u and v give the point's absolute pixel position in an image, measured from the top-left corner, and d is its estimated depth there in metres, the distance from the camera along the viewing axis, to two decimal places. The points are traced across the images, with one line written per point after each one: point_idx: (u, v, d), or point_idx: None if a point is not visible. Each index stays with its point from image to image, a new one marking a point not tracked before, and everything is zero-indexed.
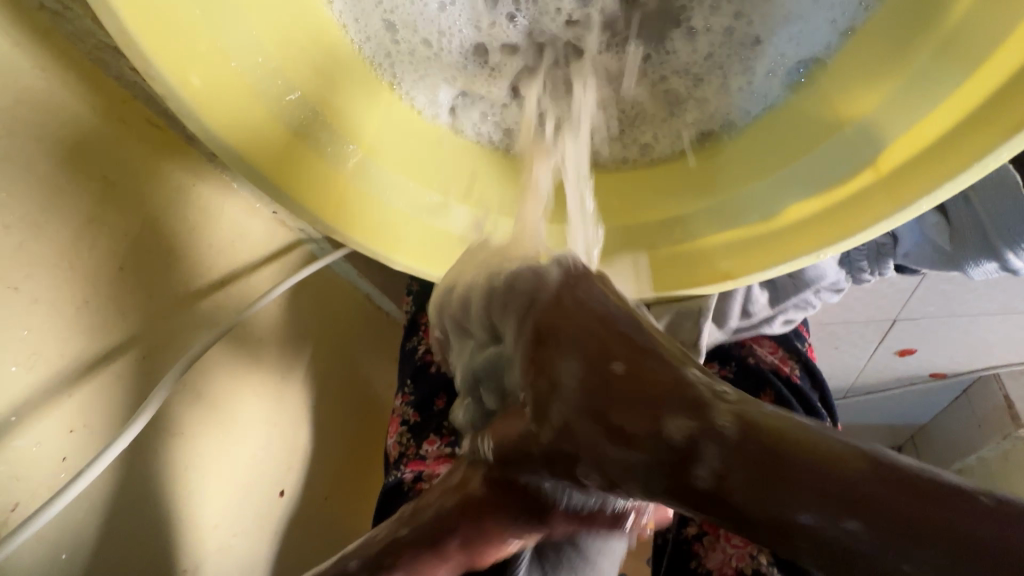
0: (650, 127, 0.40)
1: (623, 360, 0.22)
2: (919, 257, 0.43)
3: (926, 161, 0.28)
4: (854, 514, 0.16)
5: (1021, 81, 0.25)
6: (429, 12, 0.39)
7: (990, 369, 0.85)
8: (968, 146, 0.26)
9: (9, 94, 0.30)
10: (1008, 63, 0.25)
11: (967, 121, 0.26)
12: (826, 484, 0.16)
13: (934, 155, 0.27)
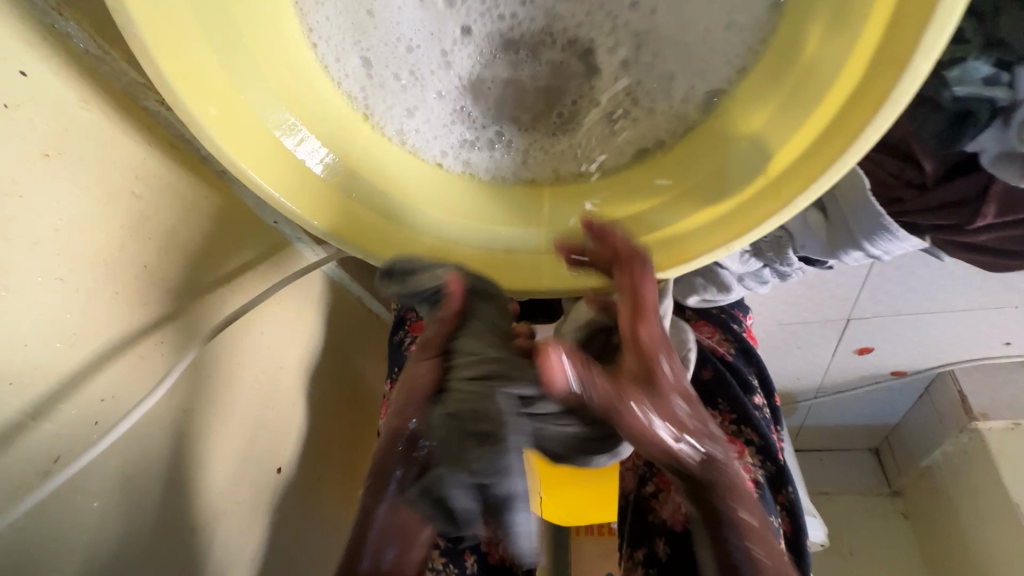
0: (596, 147, 0.46)
1: (678, 389, 0.34)
2: (812, 247, 0.49)
3: (805, 166, 0.33)
4: (733, 502, 0.34)
5: (851, 106, 0.31)
6: (400, 52, 0.45)
7: (945, 366, 0.91)
8: (828, 151, 0.32)
9: (60, 119, 0.36)
10: (843, 89, 0.31)
11: (824, 134, 0.32)
12: (728, 485, 0.34)
13: (812, 158, 0.33)
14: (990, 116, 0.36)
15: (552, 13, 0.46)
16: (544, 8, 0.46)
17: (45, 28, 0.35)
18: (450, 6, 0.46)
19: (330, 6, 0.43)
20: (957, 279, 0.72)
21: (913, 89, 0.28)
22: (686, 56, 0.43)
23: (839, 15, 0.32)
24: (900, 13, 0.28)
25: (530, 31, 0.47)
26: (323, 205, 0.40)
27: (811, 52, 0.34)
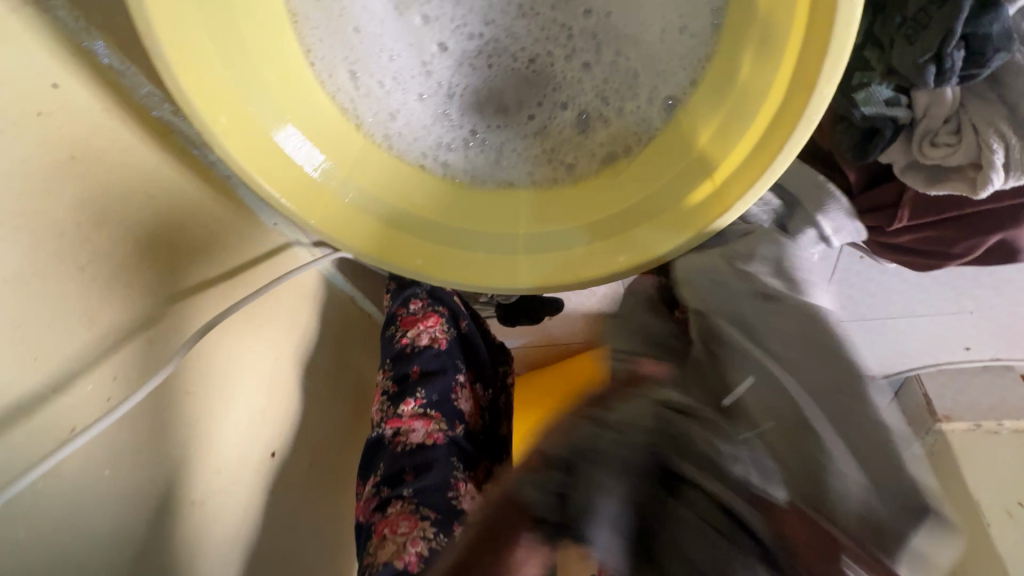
0: (570, 150, 0.52)
1: None
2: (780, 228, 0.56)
3: (739, 174, 0.38)
4: None
5: (774, 123, 0.36)
6: (382, 61, 0.50)
7: (911, 370, 0.95)
8: (762, 157, 0.36)
9: (85, 126, 0.41)
10: (768, 110, 0.36)
11: (758, 145, 0.37)
12: None
13: (749, 166, 0.37)
14: (892, 132, 0.44)
15: (513, 31, 0.53)
16: (502, 23, 0.52)
17: (76, 49, 0.39)
18: (426, 22, 0.51)
19: (321, 27, 0.47)
20: (911, 286, 0.77)
21: (819, 109, 0.33)
22: (648, 58, 0.49)
23: (762, 46, 0.37)
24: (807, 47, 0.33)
25: (494, 46, 0.53)
26: (315, 206, 0.44)
27: (741, 79, 0.40)
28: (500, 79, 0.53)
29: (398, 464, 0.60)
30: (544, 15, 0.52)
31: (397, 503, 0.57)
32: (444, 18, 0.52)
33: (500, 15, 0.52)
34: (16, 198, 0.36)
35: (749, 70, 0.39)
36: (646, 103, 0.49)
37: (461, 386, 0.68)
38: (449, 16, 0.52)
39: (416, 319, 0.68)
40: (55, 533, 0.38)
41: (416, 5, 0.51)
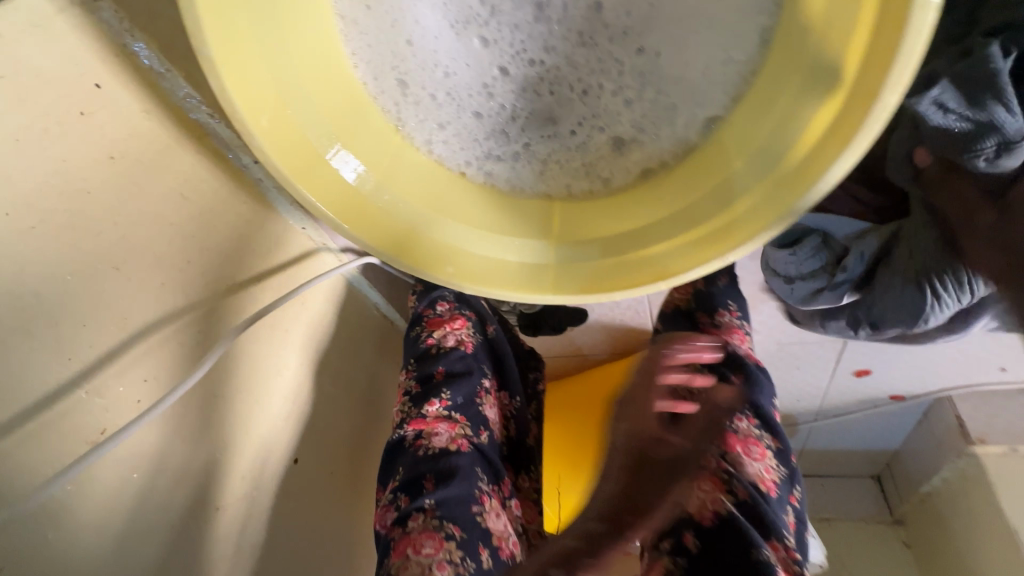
0: (605, 167, 0.50)
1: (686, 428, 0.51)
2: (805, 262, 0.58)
3: (783, 189, 0.37)
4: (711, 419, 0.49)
5: (830, 135, 0.35)
6: (437, 76, 0.48)
7: (943, 392, 0.92)
8: (814, 169, 0.36)
9: (123, 128, 0.41)
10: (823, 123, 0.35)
11: (813, 154, 0.36)
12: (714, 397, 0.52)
13: (793, 182, 0.37)
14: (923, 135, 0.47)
15: (572, 59, 0.47)
16: (561, 51, 0.47)
17: (117, 51, 0.39)
18: (486, 45, 0.47)
19: (370, 35, 0.46)
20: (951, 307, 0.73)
21: (882, 119, 0.32)
22: (692, 90, 0.46)
23: (820, 56, 0.36)
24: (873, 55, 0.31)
25: (553, 74, 0.48)
26: (353, 208, 0.44)
27: (795, 89, 0.38)
28: (548, 107, 0.49)
29: (419, 470, 0.59)
30: (599, 46, 0.47)
31: (418, 517, 0.55)
32: (504, 41, 0.47)
33: (560, 42, 0.47)
34: (57, 197, 0.36)
35: (803, 81, 0.38)
36: (681, 127, 0.47)
37: (486, 391, 0.67)
38: (508, 40, 0.47)
39: (442, 321, 0.69)
40: (80, 533, 0.38)
41: (474, 27, 0.46)
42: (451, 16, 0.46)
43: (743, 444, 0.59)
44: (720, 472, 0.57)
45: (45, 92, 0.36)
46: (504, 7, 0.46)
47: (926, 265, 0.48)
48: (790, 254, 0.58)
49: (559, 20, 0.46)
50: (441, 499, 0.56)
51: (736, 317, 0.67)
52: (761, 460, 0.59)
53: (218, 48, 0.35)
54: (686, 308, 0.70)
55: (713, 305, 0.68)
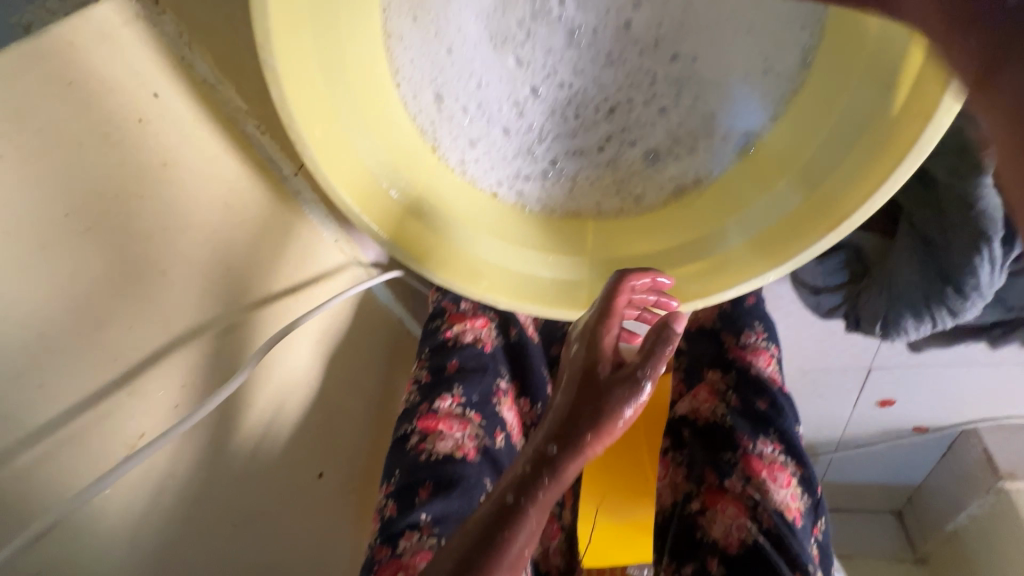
0: (637, 184, 0.51)
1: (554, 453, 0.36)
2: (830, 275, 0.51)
3: (832, 203, 0.39)
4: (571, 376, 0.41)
5: (876, 150, 0.36)
6: (469, 88, 0.47)
7: (967, 423, 0.90)
8: (866, 181, 0.36)
9: (176, 134, 0.42)
10: (875, 135, 0.36)
11: (867, 159, 0.36)
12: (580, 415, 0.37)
13: (840, 200, 0.38)
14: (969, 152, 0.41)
15: (601, 81, 0.46)
16: (591, 73, 0.46)
17: (177, 63, 0.41)
18: (520, 65, 0.46)
19: (414, 48, 0.45)
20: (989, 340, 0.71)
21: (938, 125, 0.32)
22: (728, 97, 0.45)
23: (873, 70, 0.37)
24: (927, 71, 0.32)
25: (582, 97, 0.47)
26: (397, 229, 0.46)
27: (840, 108, 0.39)
28: (576, 131, 0.49)
29: (418, 475, 0.52)
30: (629, 60, 0.45)
31: (412, 536, 0.47)
32: (538, 64, 0.46)
33: (591, 62, 0.45)
34: (113, 199, 0.37)
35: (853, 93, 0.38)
36: (719, 138, 0.47)
37: (501, 392, 0.60)
38: (541, 63, 0.46)
39: (463, 316, 0.62)
40: (114, 535, 0.37)
41: (511, 46, 0.45)
42: (489, 28, 0.44)
43: (769, 470, 0.55)
44: (744, 498, 0.55)
45: (110, 97, 0.37)
46: (540, 31, 0.44)
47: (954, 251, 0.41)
48: (818, 263, 0.51)
49: (591, 42, 0.44)
50: (439, 513, 0.49)
51: (762, 338, 0.62)
52: (789, 487, 0.55)
53: (282, 61, 0.36)
54: (709, 326, 0.66)
55: (737, 324, 0.64)
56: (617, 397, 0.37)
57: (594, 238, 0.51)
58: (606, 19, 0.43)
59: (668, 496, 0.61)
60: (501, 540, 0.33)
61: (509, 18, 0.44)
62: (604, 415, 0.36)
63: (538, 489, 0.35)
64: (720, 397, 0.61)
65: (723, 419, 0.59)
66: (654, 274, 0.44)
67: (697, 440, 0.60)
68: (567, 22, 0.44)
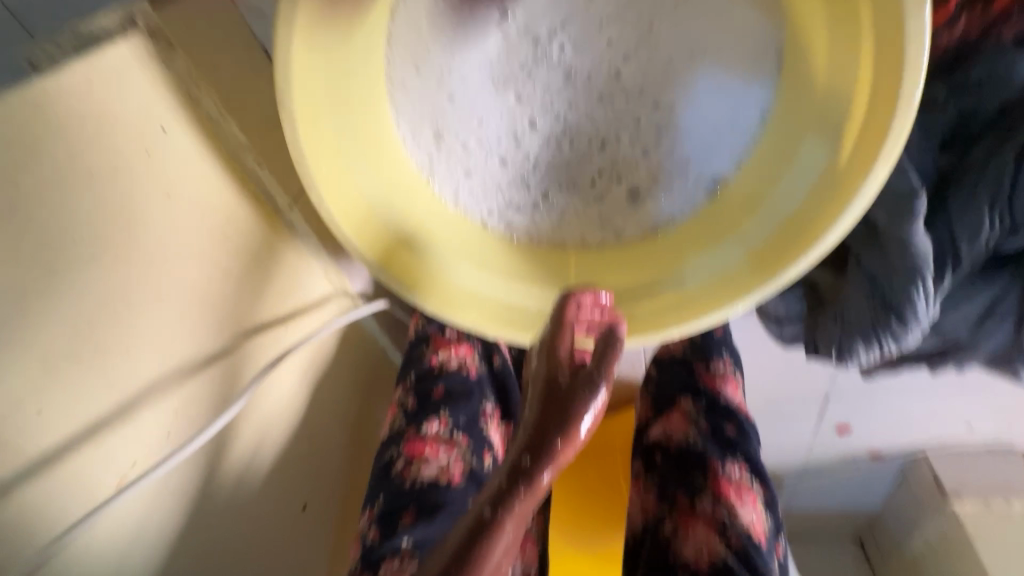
0: (617, 217, 0.55)
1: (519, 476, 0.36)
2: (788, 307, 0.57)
3: (800, 230, 0.44)
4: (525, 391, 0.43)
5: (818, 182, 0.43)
6: (470, 126, 0.51)
7: (916, 449, 0.97)
8: (827, 213, 0.42)
9: (182, 166, 0.43)
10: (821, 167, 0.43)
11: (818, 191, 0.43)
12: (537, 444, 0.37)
13: (808, 226, 0.44)
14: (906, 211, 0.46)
15: (592, 117, 0.51)
16: (583, 109, 0.51)
17: (185, 100, 0.43)
18: (520, 101, 0.50)
19: (415, 92, 0.49)
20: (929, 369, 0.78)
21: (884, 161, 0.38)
22: (705, 144, 0.50)
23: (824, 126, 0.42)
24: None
25: (574, 132, 0.52)
26: (392, 260, 0.50)
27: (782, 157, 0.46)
28: (569, 164, 0.53)
29: (401, 500, 0.52)
30: (619, 104, 0.50)
31: (393, 562, 0.47)
32: (536, 99, 0.50)
33: (584, 101, 0.50)
34: (117, 224, 0.38)
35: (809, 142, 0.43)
36: (692, 179, 0.52)
37: (487, 416, 0.62)
38: (539, 99, 0.50)
39: (448, 343, 0.65)
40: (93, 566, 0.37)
41: (512, 86, 0.50)
42: (493, 71, 0.49)
43: (738, 490, 0.56)
44: (716, 516, 0.53)
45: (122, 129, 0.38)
46: (540, 72, 0.49)
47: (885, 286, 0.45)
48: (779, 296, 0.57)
49: (584, 85, 0.50)
50: (423, 537, 0.49)
51: (729, 365, 0.67)
52: (755, 509, 0.55)
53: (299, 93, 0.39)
54: (680, 356, 0.69)
55: (707, 352, 0.68)
56: (582, 401, 0.38)
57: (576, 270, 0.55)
58: (599, 66, 0.49)
59: (638, 519, 0.59)
60: (488, 544, 0.35)
61: (512, 62, 0.49)
62: (568, 425, 0.37)
63: (514, 501, 0.35)
64: (693, 422, 0.62)
65: (695, 445, 0.60)
66: (596, 292, 0.46)
67: (669, 465, 0.60)
68: (565, 65, 0.49)
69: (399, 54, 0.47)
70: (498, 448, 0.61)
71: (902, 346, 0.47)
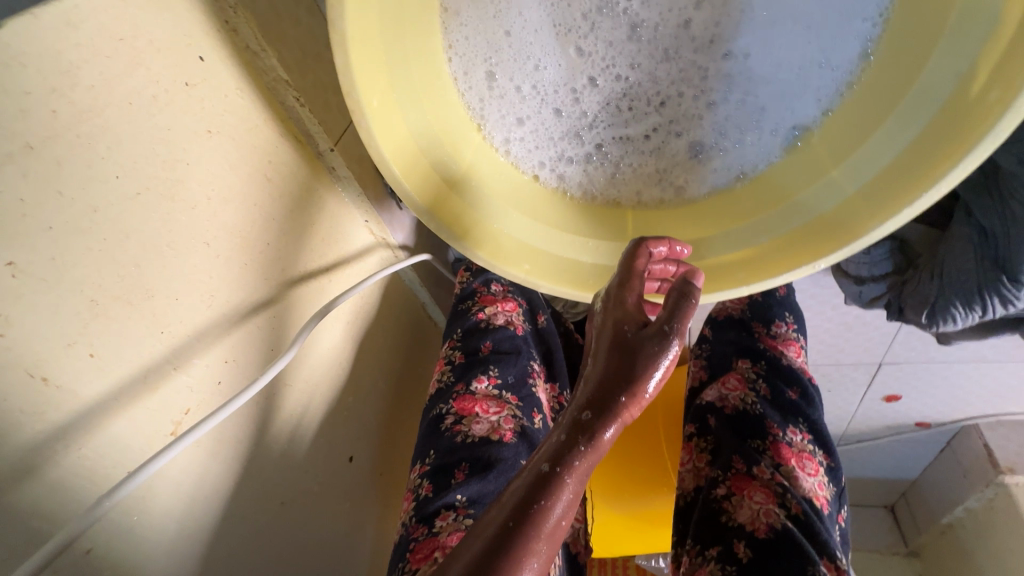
0: (678, 172, 0.51)
1: (578, 432, 0.34)
2: (875, 269, 0.53)
3: (905, 179, 0.37)
4: (590, 353, 0.40)
5: (939, 125, 0.36)
6: (526, 69, 0.48)
7: (969, 419, 0.92)
8: (940, 162, 0.35)
9: (219, 102, 0.40)
10: (935, 109, 0.36)
11: (936, 134, 0.36)
12: (604, 405, 0.35)
13: (917, 175, 0.36)
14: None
15: (655, 75, 0.48)
16: (647, 67, 0.47)
17: (221, 27, 0.38)
18: (581, 55, 0.47)
19: (471, 26, 0.46)
20: (1009, 338, 0.71)
21: (1012, 115, 0.31)
22: (789, 92, 0.46)
23: (943, 58, 0.36)
24: (1011, 56, 0.31)
25: (636, 91, 0.48)
26: (443, 208, 0.45)
27: (901, 93, 0.39)
28: (627, 122, 0.50)
29: (454, 456, 0.51)
30: (683, 58, 0.47)
31: (448, 516, 0.46)
32: (597, 55, 0.47)
33: (648, 58, 0.47)
34: (159, 164, 0.35)
35: (928, 74, 0.37)
36: (767, 133, 0.48)
37: (536, 374, 0.60)
38: (602, 54, 0.47)
39: (494, 299, 0.63)
40: (162, 520, 0.35)
41: (573, 37, 0.47)
42: (554, 16, 0.46)
43: (798, 458, 0.54)
44: (773, 485, 0.52)
45: (157, 59, 0.34)
46: (603, 24, 0.46)
47: (1009, 247, 0.41)
48: (864, 253, 0.52)
49: (650, 38, 0.46)
50: (474, 495, 0.48)
51: (792, 330, 0.63)
52: (815, 475, 0.54)
53: (351, 18, 0.34)
54: (739, 317, 0.66)
55: (768, 315, 0.64)
56: (651, 352, 0.35)
57: (638, 222, 0.51)
58: (668, 18, 0.46)
59: (690, 482, 0.58)
60: (544, 503, 0.32)
61: (574, 9, 0.46)
62: (636, 377, 0.35)
63: (576, 454, 0.33)
64: (751, 385, 0.60)
65: (754, 407, 0.58)
66: (670, 242, 0.43)
67: (725, 427, 0.57)
68: (631, 16, 0.46)
69: None
70: (547, 407, 0.59)
71: (1011, 309, 0.43)
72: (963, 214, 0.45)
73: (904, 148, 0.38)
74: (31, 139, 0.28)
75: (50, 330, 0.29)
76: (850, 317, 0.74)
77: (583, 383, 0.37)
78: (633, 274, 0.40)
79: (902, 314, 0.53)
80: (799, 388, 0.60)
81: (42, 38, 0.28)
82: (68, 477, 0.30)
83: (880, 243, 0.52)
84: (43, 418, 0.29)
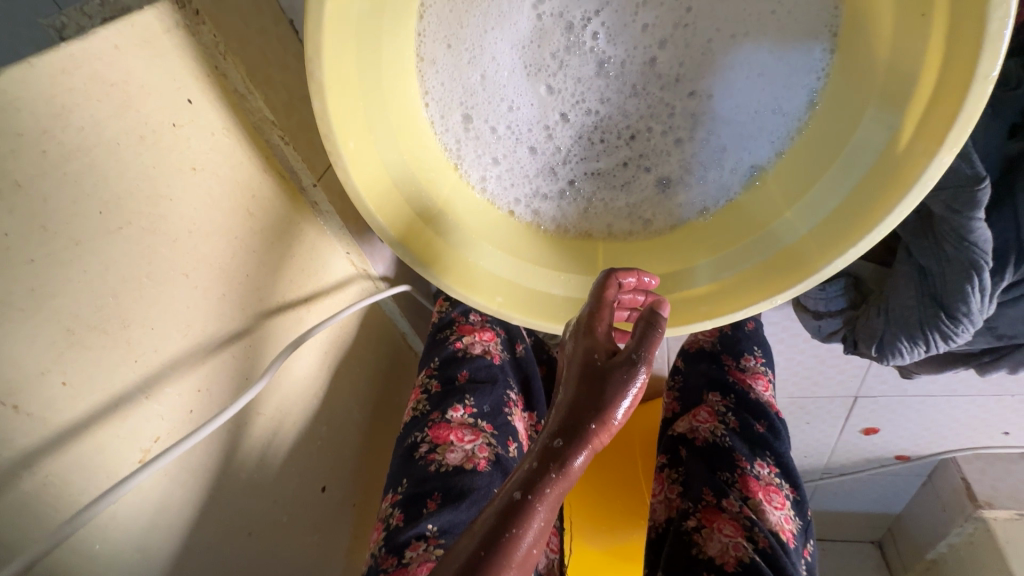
0: (648, 208, 0.53)
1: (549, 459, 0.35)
2: (831, 304, 0.55)
3: (847, 220, 0.40)
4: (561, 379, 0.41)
5: (873, 173, 0.39)
6: (501, 110, 0.50)
7: (946, 453, 0.93)
8: (879, 207, 0.37)
9: (206, 141, 0.42)
10: (869, 156, 0.39)
11: (871, 178, 0.39)
12: (576, 432, 0.36)
13: (858, 218, 0.39)
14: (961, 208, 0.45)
15: (624, 109, 0.51)
16: (616, 101, 0.50)
17: (211, 72, 0.41)
18: (551, 92, 0.50)
19: (445, 72, 0.49)
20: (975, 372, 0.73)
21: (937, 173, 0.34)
22: (744, 134, 0.49)
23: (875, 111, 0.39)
24: (932, 112, 0.34)
25: (607, 123, 0.51)
26: (414, 238, 0.46)
27: (846, 134, 0.41)
28: (598, 155, 0.53)
29: (427, 485, 0.51)
30: (651, 93, 0.50)
31: (419, 546, 0.47)
32: (568, 91, 0.50)
33: (616, 93, 0.50)
34: (143, 201, 0.37)
35: (866, 121, 0.40)
36: (727, 170, 0.51)
37: (512, 403, 0.61)
38: (571, 91, 0.50)
39: (473, 328, 0.64)
40: (126, 548, 0.36)
41: (544, 76, 0.50)
42: (526, 58, 0.49)
43: (765, 491, 0.55)
44: (742, 517, 0.52)
45: (147, 104, 0.37)
46: (573, 62, 0.49)
47: (944, 287, 0.44)
48: (821, 290, 0.54)
49: (618, 74, 0.49)
50: (446, 524, 0.49)
51: (761, 363, 0.65)
52: (782, 509, 0.55)
53: (329, 66, 0.37)
54: (710, 349, 0.68)
55: (738, 348, 0.66)
56: (619, 380, 0.37)
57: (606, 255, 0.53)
58: (634, 54, 0.48)
59: (661, 513, 0.58)
60: (515, 532, 0.32)
61: (545, 50, 0.49)
62: (605, 405, 0.36)
63: (547, 483, 0.34)
64: (720, 418, 0.61)
65: (723, 440, 0.59)
66: (639, 273, 0.45)
67: (696, 459, 0.58)
68: (598, 53, 0.49)
69: (433, 33, 0.47)
70: (522, 437, 0.60)
71: (951, 344, 0.47)
72: (906, 253, 0.48)
73: (848, 190, 0.40)
74: (20, 177, 0.30)
75: (28, 359, 0.30)
76: (822, 350, 0.76)
77: (555, 409, 0.39)
78: (602, 302, 0.42)
79: (856, 348, 0.55)
80: (766, 422, 0.61)
81: (37, 86, 0.30)
82: (34, 504, 0.31)
83: (836, 282, 0.54)
84: (14, 446, 0.30)
